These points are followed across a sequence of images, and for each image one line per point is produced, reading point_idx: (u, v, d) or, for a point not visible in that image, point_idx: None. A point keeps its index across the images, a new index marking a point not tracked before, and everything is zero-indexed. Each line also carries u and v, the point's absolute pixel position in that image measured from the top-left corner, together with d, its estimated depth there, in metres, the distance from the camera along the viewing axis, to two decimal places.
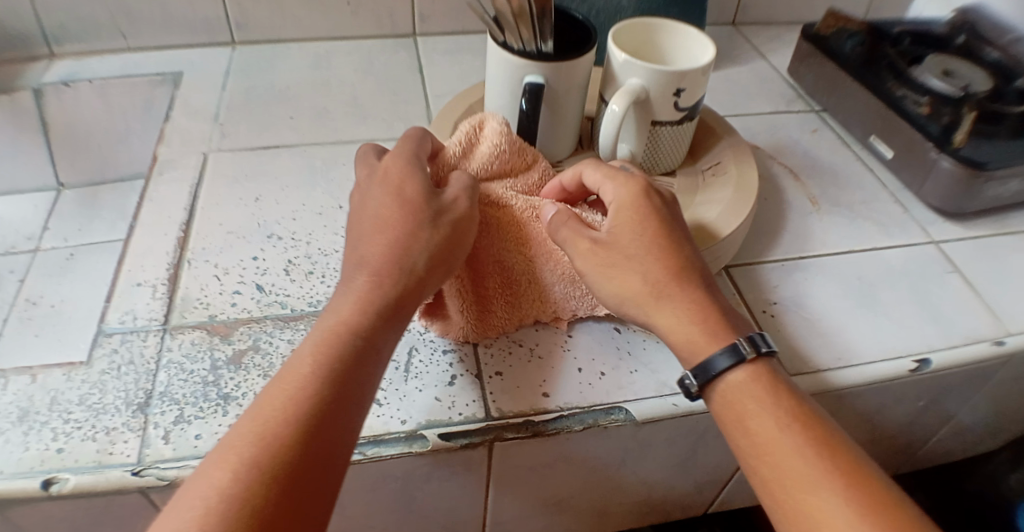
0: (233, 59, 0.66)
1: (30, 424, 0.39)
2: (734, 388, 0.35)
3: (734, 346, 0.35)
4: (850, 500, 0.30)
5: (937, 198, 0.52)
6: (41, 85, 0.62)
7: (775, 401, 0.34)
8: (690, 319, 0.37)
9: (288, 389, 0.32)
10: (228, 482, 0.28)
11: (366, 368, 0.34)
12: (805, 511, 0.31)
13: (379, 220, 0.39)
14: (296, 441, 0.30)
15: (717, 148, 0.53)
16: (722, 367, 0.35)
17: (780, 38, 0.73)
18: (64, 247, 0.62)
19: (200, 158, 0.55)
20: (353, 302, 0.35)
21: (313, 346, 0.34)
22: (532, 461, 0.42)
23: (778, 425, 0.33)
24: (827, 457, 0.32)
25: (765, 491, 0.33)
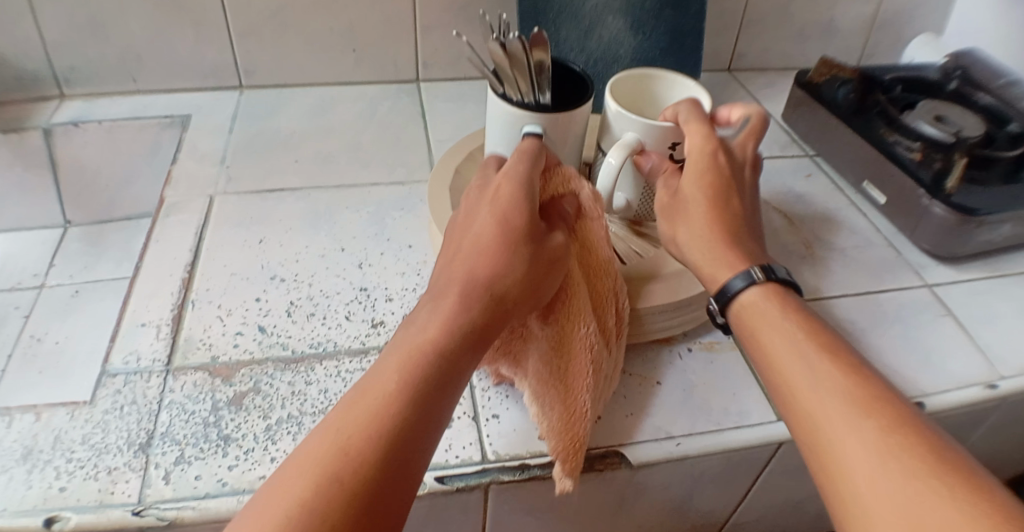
0: (240, 103, 0.68)
1: (34, 462, 0.40)
2: (749, 306, 0.37)
3: (747, 271, 0.38)
4: (852, 392, 0.31)
5: (929, 241, 0.53)
6: (51, 125, 0.63)
7: (784, 317, 0.35)
8: (718, 255, 0.39)
9: (370, 405, 0.30)
10: (299, 504, 0.27)
11: (446, 397, 0.32)
12: (808, 405, 0.31)
13: (478, 242, 0.38)
14: (375, 471, 0.28)
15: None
16: (737, 288, 0.38)
17: (774, 84, 0.75)
18: (69, 284, 0.63)
19: (206, 201, 0.56)
20: (442, 322, 0.34)
21: (397, 363, 0.32)
22: (529, 504, 0.42)
23: (791, 334, 0.34)
24: (837, 360, 0.33)
25: (776, 393, 0.34)
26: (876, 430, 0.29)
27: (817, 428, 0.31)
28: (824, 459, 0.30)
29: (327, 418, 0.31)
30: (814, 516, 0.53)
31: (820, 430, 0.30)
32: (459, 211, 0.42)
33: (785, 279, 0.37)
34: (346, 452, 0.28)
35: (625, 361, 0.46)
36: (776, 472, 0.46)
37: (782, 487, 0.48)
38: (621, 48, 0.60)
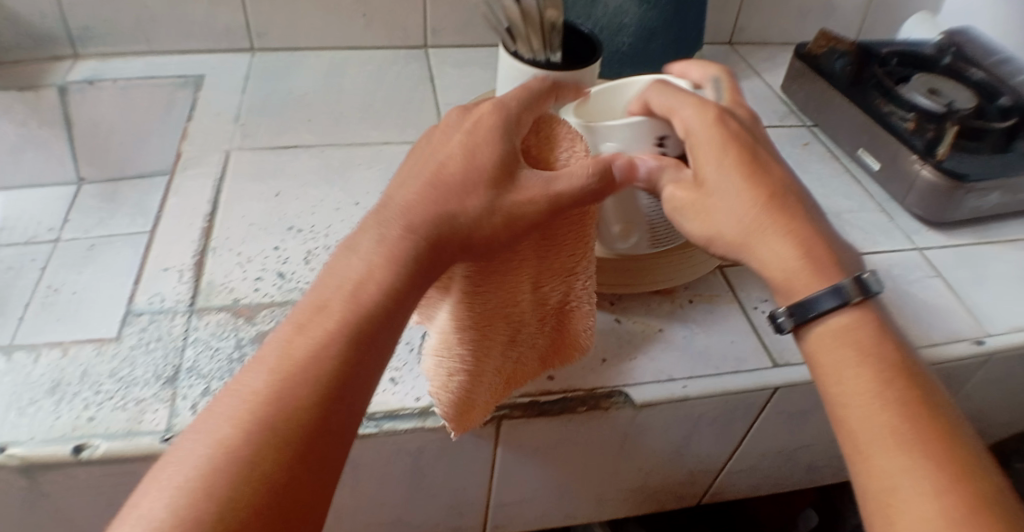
0: (252, 65, 0.69)
1: (62, 394, 0.42)
2: (834, 330, 0.35)
3: (838, 287, 0.35)
4: (938, 466, 0.30)
5: (920, 207, 0.56)
6: (65, 83, 0.65)
7: (875, 353, 0.34)
8: (795, 255, 0.36)
9: (298, 354, 0.31)
10: (222, 458, 0.27)
11: (375, 349, 0.32)
12: (885, 470, 0.31)
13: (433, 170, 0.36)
14: (298, 420, 0.29)
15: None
16: (825, 308, 0.35)
17: (773, 58, 0.77)
18: (85, 238, 0.65)
19: (222, 155, 0.57)
20: (386, 263, 0.34)
21: (333, 311, 0.32)
22: (537, 441, 0.45)
23: (874, 382, 0.33)
24: (923, 421, 0.32)
25: (843, 440, 0.34)
26: (962, 515, 0.29)
27: (896, 499, 0.30)
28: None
29: (255, 361, 0.31)
30: (804, 466, 0.56)
31: (900, 502, 0.30)
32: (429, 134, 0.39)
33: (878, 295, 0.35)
34: (267, 403, 0.29)
35: (629, 308, 0.49)
36: (772, 419, 0.48)
37: (777, 435, 0.50)
38: (625, 17, 0.62)
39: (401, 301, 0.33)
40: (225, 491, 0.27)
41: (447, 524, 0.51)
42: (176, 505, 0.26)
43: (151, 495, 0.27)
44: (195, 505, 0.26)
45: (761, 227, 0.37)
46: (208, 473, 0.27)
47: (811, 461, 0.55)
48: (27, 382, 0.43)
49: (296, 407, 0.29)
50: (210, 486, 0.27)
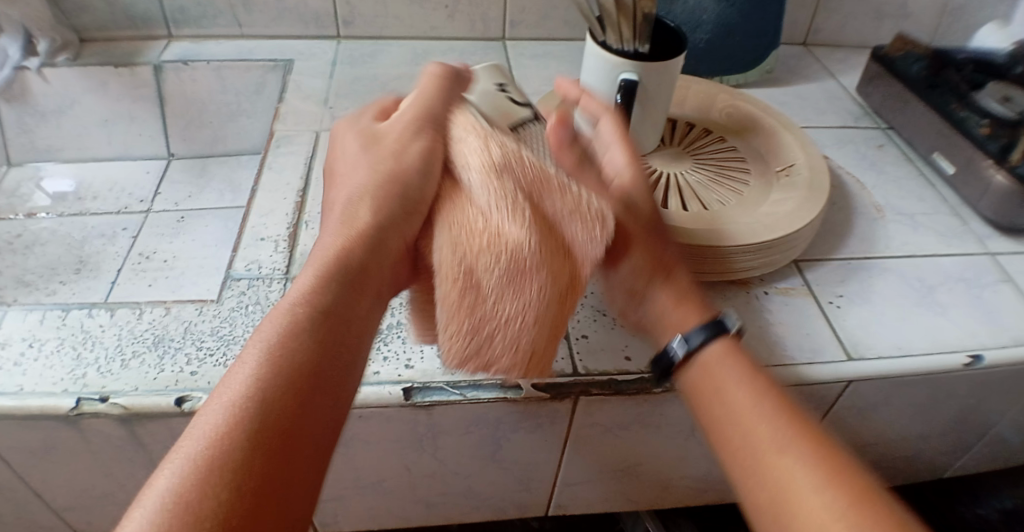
0: (338, 51, 0.72)
1: (165, 349, 0.45)
2: (706, 363, 0.40)
3: (709, 324, 0.40)
4: (820, 463, 0.33)
5: (993, 211, 0.56)
6: (162, 62, 0.69)
7: (750, 377, 0.38)
8: (683, 301, 0.42)
9: (259, 361, 0.30)
10: (181, 484, 0.25)
11: (336, 342, 0.32)
12: (771, 472, 0.34)
13: (354, 205, 0.39)
14: (255, 431, 0.27)
15: (789, 144, 0.59)
16: (696, 342, 0.40)
17: (847, 60, 0.77)
18: (174, 210, 0.68)
19: (313, 135, 0.60)
20: (316, 275, 0.34)
21: (265, 331, 0.32)
22: (611, 419, 0.46)
23: (752, 397, 0.37)
24: (797, 426, 0.35)
25: (727, 451, 0.37)
26: (845, 504, 0.31)
27: (781, 498, 0.33)
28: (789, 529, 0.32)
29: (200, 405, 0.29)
30: (867, 465, 0.56)
31: (787, 501, 0.33)
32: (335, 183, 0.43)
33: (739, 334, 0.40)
34: (241, 399, 0.28)
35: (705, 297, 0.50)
36: (841, 414, 0.49)
37: (843, 430, 0.51)
38: (704, 13, 0.63)
39: (339, 299, 0.34)
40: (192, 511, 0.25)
41: (512, 498, 0.53)
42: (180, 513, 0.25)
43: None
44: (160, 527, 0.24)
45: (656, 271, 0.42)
46: (168, 501, 0.25)
47: (873, 459, 0.56)
48: (132, 336, 0.46)
49: (263, 410, 0.28)
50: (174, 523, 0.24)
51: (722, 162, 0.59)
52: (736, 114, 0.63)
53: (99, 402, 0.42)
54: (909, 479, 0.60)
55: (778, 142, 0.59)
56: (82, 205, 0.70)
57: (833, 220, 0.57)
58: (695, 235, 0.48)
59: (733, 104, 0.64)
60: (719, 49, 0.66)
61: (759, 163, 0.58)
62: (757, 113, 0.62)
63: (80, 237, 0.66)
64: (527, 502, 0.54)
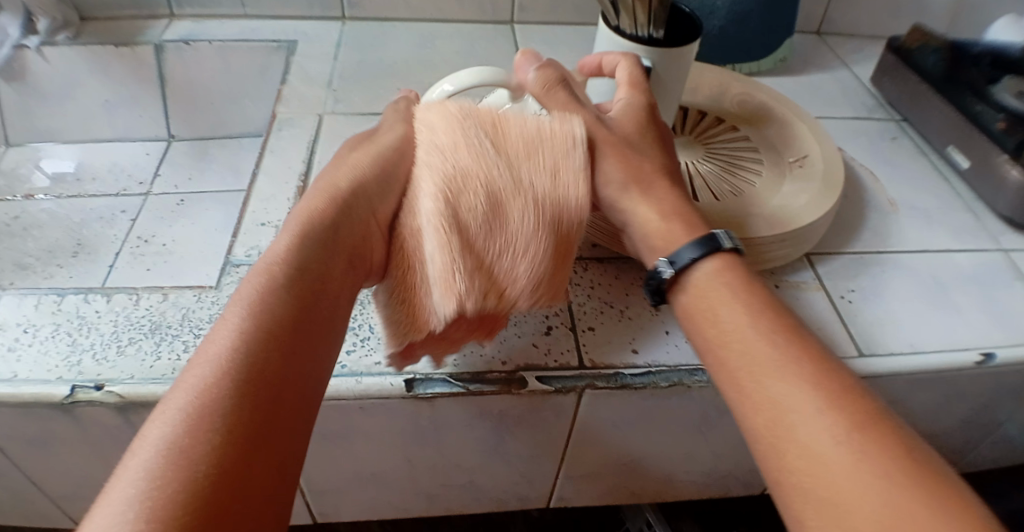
0: (344, 32, 0.71)
1: (162, 336, 0.44)
2: (699, 282, 0.39)
3: (698, 242, 0.40)
4: (820, 388, 0.33)
5: (1008, 208, 0.55)
6: (163, 42, 0.67)
7: (747, 294, 0.38)
8: (672, 218, 0.42)
9: (235, 322, 0.31)
10: (176, 433, 0.27)
11: (310, 294, 0.34)
12: (766, 396, 0.34)
13: (328, 191, 0.40)
14: (244, 377, 0.29)
15: (803, 135, 0.58)
16: (688, 260, 0.40)
17: (861, 51, 0.76)
18: (174, 194, 0.67)
19: (316, 119, 0.59)
20: (293, 238, 0.36)
21: (246, 288, 0.33)
22: (616, 413, 0.45)
23: (748, 316, 0.37)
24: (795, 350, 0.35)
25: (728, 381, 0.36)
26: (845, 427, 0.31)
27: (780, 421, 0.33)
28: (786, 453, 0.32)
29: (185, 364, 0.30)
30: None
31: (786, 425, 0.32)
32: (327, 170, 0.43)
33: (733, 249, 0.40)
34: (231, 349, 0.30)
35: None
36: None
37: None
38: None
39: (314, 259, 0.36)
40: (189, 457, 0.26)
41: (514, 491, 0.52)
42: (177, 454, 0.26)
43: (116, 488, 0.25)
44: (158, 478, 0.25)
45: (636, 187, 0.43)
46: (165, 450, 0.26)
47: None
48: (128, 323, 0.45)
49: (245, 365, 0.30)
50: (176, 467, 0.26)
51: (734, 152, 0.57)
52: (749, 103, 0.61)
53: (94, 390, 0.41)
54: None
55: (791, 132, 0.58)
56: (81, 187, 0.69)
57: (846, 214, 0.56)
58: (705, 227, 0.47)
59: (746, 92, 0.62)
60: (733, 36, 0.64)
61: (771, 153, 0.57)
62: (770, 103, 0.61)
63: (79, 219, 0.64)
64: (529, 495, 0.53)
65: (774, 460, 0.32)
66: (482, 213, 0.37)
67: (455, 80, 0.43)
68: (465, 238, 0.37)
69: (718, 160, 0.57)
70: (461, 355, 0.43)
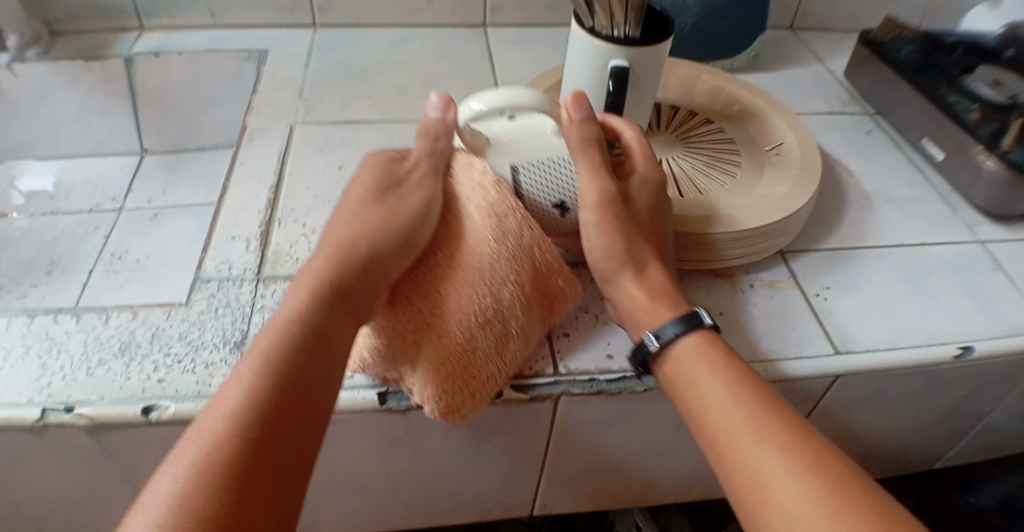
0: (315, 39, 0.70)
1: (132, 356, 0.44)
2: (681, 353, 0.40)
3: (683, 319, 0.41)
4: (797, 454, 0.34)
5: (984, 199, 0.55)
6: (133, 55, 0.67)
7: (726, 364, 0.39)
8: (658, 295, 0.43)
9: (242, 386, 0.33)
10: (181, 491, 0.29)
11: (319, 356, 0.35)
12: (745, 462, 0.35)
13: (346, 238, 0.41)
14: (251, 439, 0.31)
15: (776, 124, 0.58)
16: (673, 336, 0.40)
17: (836, 44, 0.76)
18: (148, 208, 0.67)
19: (287, 128, 0.58)
20: (306, 293, 0.37)
21: (262, 345, 0.34)
22: (593, 419, 0.45)
23: (726, 386, 0.37)
24: (769, 415, 0.36)
25: (710, 447, 0.37)
26: (822, 493, 0.32)
27: (760, 487, 0.34)
28: (766, 517, 0.33)
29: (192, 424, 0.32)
30: (856, 457, 0.55)
31: (764, 489, 0.34)
32: (337, 214, 0.43)
33: (714, 327, 0.41)
34: (234, 414, 0.31)
35: (694, 287, 0.48)
36: (829, 407, 0.48)
37: (831, 425, 0.50)
38: None
39: (324, 322, 0.36)
40: (191, 515, 0.28)
41: (496, 498, 0.52)
42: (169, 513, 0.28)
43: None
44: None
45: (628, 271, 0.43)
46: (170, 506, 0.28)
47: (862, 451, 0.55)
48: (98, 344, 0.45)
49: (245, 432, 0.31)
50: (171, 523, 0.28)
51: (713, 145, 0.58)
52: (720, 95, 0.62)
53: (64, 413, 0.40)
54: (900, 469, 0.60)
55: (766, 121, 0.59)
56: (55, 204, 0.68)
57: (823, 209, 0.55)
58: (690, 222, 0.48)
59: (717, 83, 0.62)
60: (705, 32, 0.64)
61: (747, 144, 0.57)
62: (741, 95, 0.61)
63: (52, 237, 0.64)
64: (512, 502, 0.53)
65: (757, 525, 0.34)
66: (481, 314, 0.40)
67: (486, 100, 0.40)
68: (462, 329, 0.39)
69: (697, 156, 0.57)
70: None
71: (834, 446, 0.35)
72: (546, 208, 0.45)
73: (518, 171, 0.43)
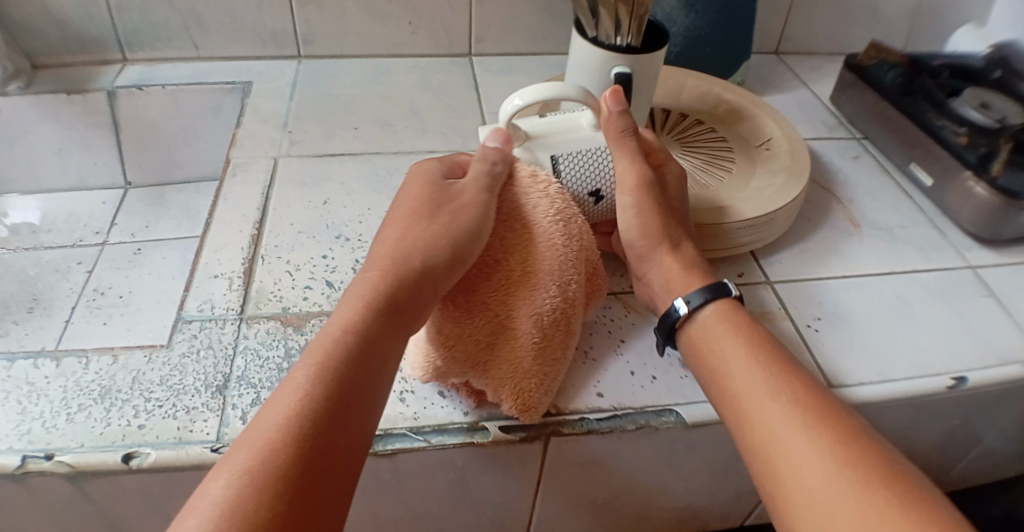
0: (299, 71, 0.70)
1: (112, 401, 0.42)
2: (703, 321, 0.43)
3: (708, 288, 0.44)
4: (811, 408, 0.36)
5: (973, 224, 0.54)
6: (115, 87, 0.66)
7: (745, 329, 0.41)
8: (687, 271, 0.46)
9: (296, 393, 0.33)
10: (235, 490, 0.29)
11: (372, 368, 0.35)
12: (762, 416, 0.37)
13: (397, 249, 0.41)
14: (305, 445, 0.31)
15: (765, 122, 0.58)
16: (698, 304, 0.43)
17: (820, 67, 0.76)
18: (131, 242, 0.66)
19: (270, 162, 0.58)
20: (361, 306, 0.37)
21: (317, 354, 0.35)
22: (584, 457, 0.44)
23: (744, 348, 0.40)
24: (782, 373, 0.38)
25: (725, 404, 0.39)
26: (831, 443, 0.34)
27: (774, 437, 0.36)
28: (778, 465, 0.35)
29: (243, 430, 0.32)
30: None
31: (776, 439, 0.36)
32: (387, 227, 0.43)
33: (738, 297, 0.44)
34: (286, 421, 0.31)
35: None
36: None
37: None
38: (673, 25, 0.62)
39: (377, 334, 0.36)
40: (243, 518, 0.28)
41: None
42: (216, 518, 0.28)
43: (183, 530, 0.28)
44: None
45: (664, 248, 0.46)
46: (223, 505, 0.28)
47: None
48: (78, 388, 0.43)
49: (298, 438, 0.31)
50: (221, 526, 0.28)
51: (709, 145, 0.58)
52: (708, 96, 0.61)
53: (44, 460, 0.39)
54: None
55: (754, 122, 0.58)
56: (37, 239, 0.67)
57: (812, 236, 0.55)
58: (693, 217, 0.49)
59: (703, 85, 0.61)
60: (690, 58, 0.64)
61: (738, 142, 0.58)
62: (728, 96, 0.60)
63: (33, 273, 0.63)
64: None
65: (768, 474, 0.36)
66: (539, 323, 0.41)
67: (524, 95, 0.43)
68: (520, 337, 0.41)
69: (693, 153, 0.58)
70: (421, 407, 0.42)
71: (841, 403, 0.37)
72: (581, 197, 0.46)
73: (557, 162, 0.45)
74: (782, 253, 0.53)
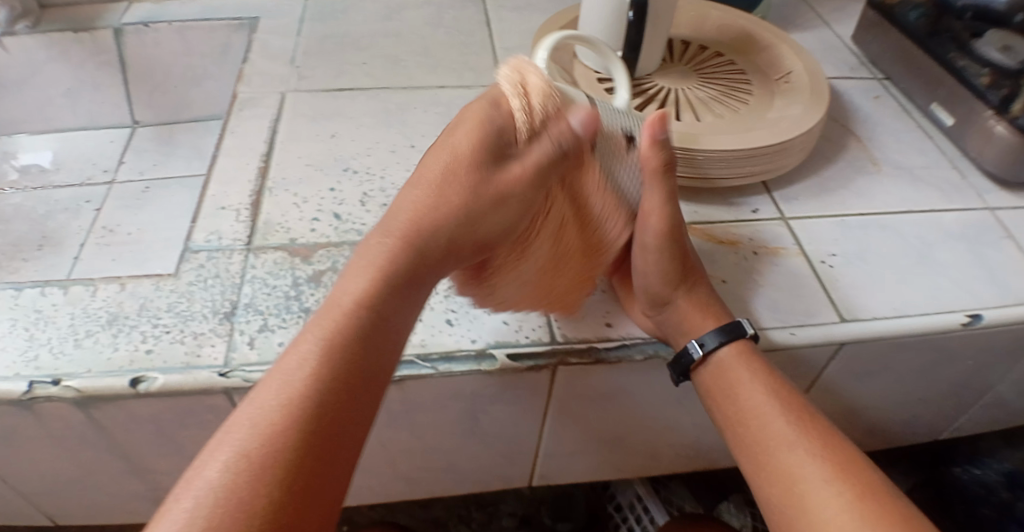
0: (308, 7, 0.68)
1: (120, 327, 0.42)
2: (718, 366, 0.40)
3: (723, 328, 0.40)
4: (833, 462, 0.36)
5: (993, 164, 0.53)
6: (122, 25, 0.65)
7: (762, 373, 0.39)
8: (702, 312, 0.41)
9: (287, 385, 0.29)
10: (231, 477, 0.27)
11: (375, 350, 0.32)
12: (781, 469, 0.36)
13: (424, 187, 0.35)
14: (295, 449, 0.28)
15: (784, 54, 0.57)
16: (711, 347, 0.40)
17: (844, 9, 0.74)
18: (140, 181, 0.66)
19: (279, 97, 0.57)
20: (372, 273, 0.33)
21: (316, 330, 0.31)
22: (591, 389, 0.44)
23: (764, 396, 0.38)
24: (803, 424, 0.37)
25: (745, 454, 0.38)
26: (854, 501, 0.34)
27: (794, 491, 0.35)
28: (799, 522, 0.35)
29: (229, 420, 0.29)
30: (859, 431, 0.55)
31: (797, 493, 0.35)
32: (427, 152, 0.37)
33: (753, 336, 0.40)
34: (271, 423, 0.28)
35: (707, 228, 0.48)
36: (834, 380, 0.47)
37: (835, 396, 0.49)
38: None
39: (389, 302, 0.33)
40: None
41: (494, 471, 0.51)
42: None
43: (158, 527, 0.26)
44: None
45: (678, 292, 0.41)
46: (217, 492, 0.26)
47: (868, 423, 0.54)
48: (86, 315, 0.43)
49: (279, 460, 0.27)
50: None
51: (727, 77, 0.57)
52: (730, 29, 0.60)
53: (51, 385, 0.39)
54: (903, 442, 0.59)
55: (774, 60, 0.57)
56: (46, 179, 0.66)
57: (830, 173, 0.54)
58: (709, 139, 0.47)
59: (725, 20, 0.60)
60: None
61: (757, 76, 0.57)
62: (750, 29, 0.59)
63: (43, 211, 0.63)
64: (510, 474, 0.52)
65: (787, 525, 0.35)
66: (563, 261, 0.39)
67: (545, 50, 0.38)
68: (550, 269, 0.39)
69: (710, 82, 0.56)
70: (429, 334, 0.41)
71: (862, 454, 0.37)
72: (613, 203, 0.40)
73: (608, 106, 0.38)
74: (798, 192, 0.52)
